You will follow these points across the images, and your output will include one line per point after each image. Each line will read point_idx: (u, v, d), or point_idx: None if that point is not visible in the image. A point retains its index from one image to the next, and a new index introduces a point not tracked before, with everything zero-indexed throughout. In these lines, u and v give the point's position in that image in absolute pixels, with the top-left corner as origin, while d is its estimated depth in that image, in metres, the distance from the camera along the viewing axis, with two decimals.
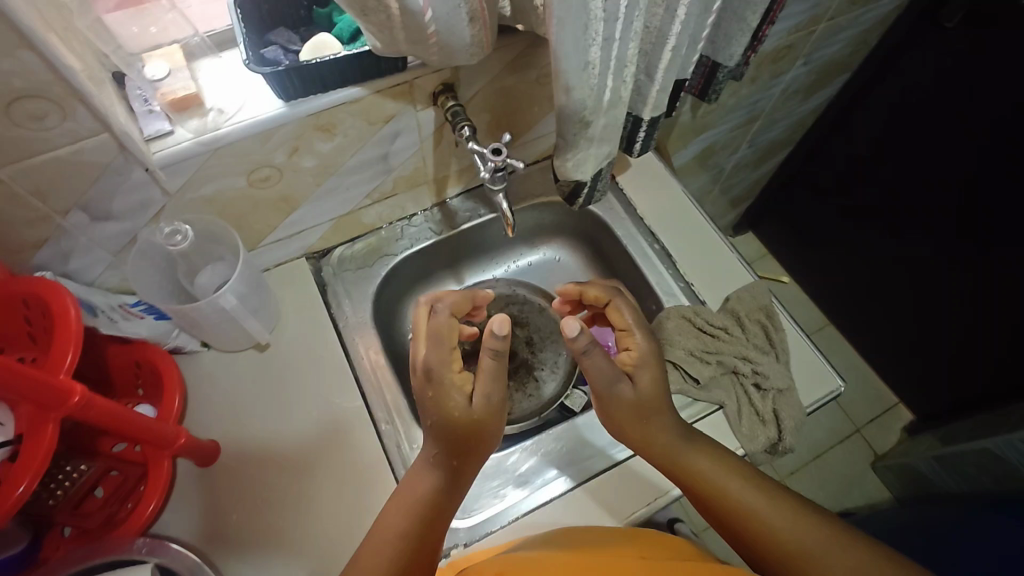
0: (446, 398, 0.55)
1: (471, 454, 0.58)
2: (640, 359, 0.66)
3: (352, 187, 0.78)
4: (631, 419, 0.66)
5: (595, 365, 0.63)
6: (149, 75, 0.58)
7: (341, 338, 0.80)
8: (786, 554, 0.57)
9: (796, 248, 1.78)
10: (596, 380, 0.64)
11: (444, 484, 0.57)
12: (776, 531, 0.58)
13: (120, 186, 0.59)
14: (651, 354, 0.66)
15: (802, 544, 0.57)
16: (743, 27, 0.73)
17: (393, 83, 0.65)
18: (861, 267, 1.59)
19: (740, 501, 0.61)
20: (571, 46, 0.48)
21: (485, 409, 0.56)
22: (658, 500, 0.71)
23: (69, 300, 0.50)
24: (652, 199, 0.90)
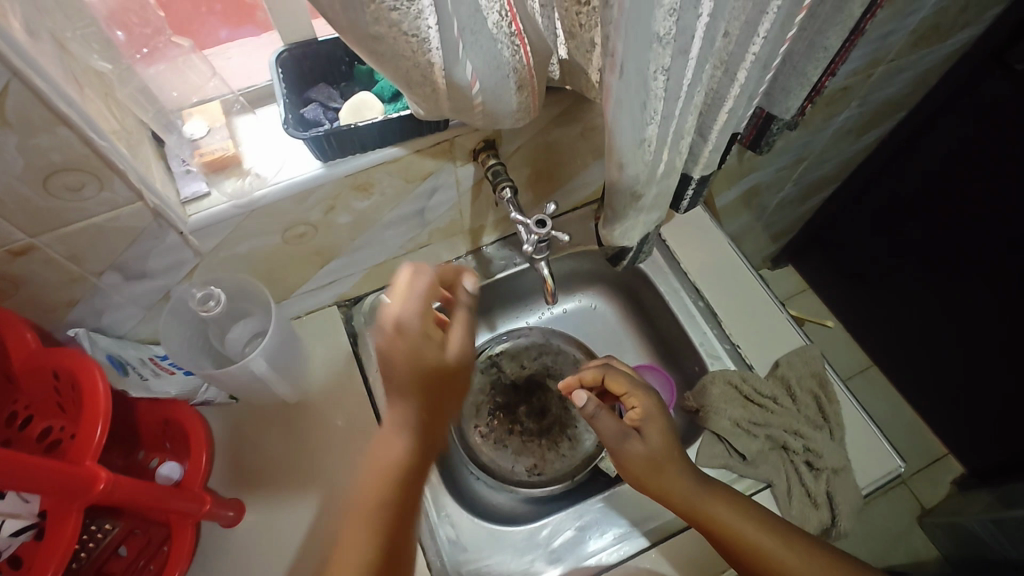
0: (411, 352, 0.50)
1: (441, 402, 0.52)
2: (645, 415, 0.67)
3: (387, 239, 0.76)
4: (647, 473, 0.65)
5: (602, 424, 0.67)
6: (188, 135, 0.57)
7: (371, 392, 0.78)
8: None
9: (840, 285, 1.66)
10: (607, 439, 0.67)
11: (415, 473, 0.50)
12: None
13: (155, 248, 0.58)
14: (655, 410, 0.68)
15: None
16: (803, 82, 0.69)
17: (433, 142, 0.62)
18: (909, 313, 1.50)
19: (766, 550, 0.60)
20: (627, 124, 0.45)
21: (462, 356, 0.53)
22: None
23: (98, 375, 0.48)
24: (697, 252, 0.86)
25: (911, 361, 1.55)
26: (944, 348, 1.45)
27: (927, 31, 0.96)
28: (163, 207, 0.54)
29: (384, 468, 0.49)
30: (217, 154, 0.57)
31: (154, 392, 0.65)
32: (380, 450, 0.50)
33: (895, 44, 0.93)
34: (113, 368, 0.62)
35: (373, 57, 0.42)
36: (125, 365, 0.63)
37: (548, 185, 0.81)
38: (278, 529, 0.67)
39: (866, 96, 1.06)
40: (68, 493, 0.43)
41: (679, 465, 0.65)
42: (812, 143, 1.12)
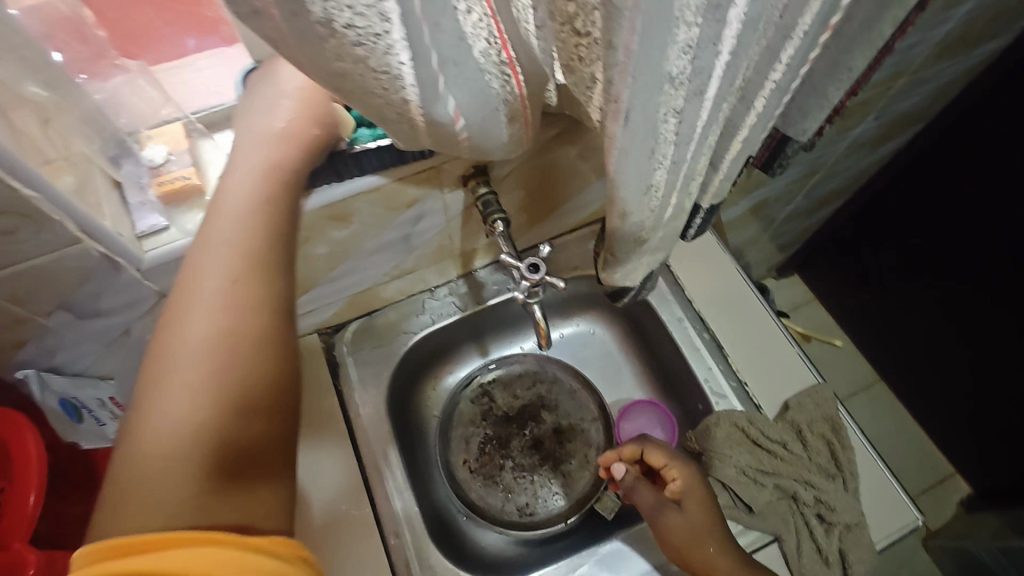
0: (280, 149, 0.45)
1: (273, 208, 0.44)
2: (687, 488, 0.65)
3: (370, 266, 0.70)
4: (687, 545, 0.60)
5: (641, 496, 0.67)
6: (146, 161, 0.53)
7: (351, 428, 0.73)
8: None
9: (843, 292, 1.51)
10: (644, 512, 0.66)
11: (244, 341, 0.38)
12: None
13: (108, 287, 0.52)
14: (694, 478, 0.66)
15: None
16: (825, 104, 0.62)
17: (417, 169, 0.57)
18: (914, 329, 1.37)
19: None
20: (632, 174, 0.40)
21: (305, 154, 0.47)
22: None
23: (29, 435, 0.45)
24: (704, 280, 0.81)
25: (917, 381, 1.41)
26: (953, 367, 1.33)
27: (953, 41, 0.89)
28: (113, 253, 0.49)
29: (189, 341, 0.37)
30: (177, 184, 0.52)
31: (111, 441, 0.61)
32: (191, 298, 0.38)
33: (920, 55, 0.86)
34: (66, 416, 0.57)
35: (341, 95, 0.37)
36: (80, 410, 0.58)
37: (544, 207, 0.76)
38: None
39: (886, 109, 0.99)
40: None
41: (715, 532, 0.62)
42: (826, 156, 1.04)
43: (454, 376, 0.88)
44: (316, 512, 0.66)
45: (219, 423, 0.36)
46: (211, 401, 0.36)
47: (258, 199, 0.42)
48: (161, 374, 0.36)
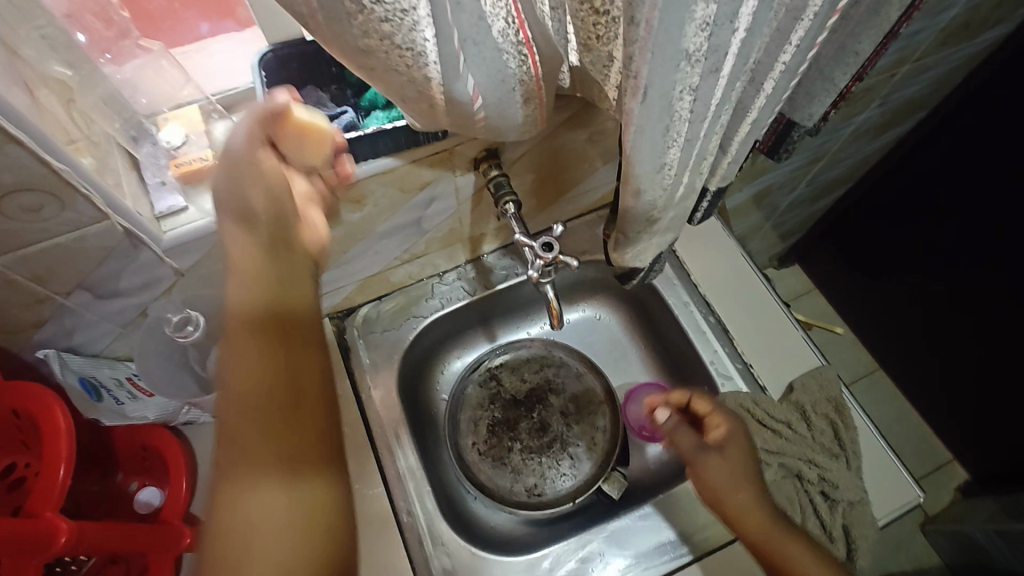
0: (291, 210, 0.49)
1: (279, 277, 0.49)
2: (729, 437, 0.68)
3: (381, 250, 0.71)
4: (725, 488, 0.66)
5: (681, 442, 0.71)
6: (163, 143, 0.53)
7: (363, 410, 0.74)
8: None
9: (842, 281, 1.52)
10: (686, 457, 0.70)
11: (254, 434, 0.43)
12: None
13: (127, 267, 0.53)
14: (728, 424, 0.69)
15: None
16: (830, 87, 0.63)
17: (430, 152, 0.57)
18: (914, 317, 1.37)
19: None
20: (647, 151, 0.41)
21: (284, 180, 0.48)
22: None
23: (47, 396, 0.46)
24: (709, 264, 0.82)
25: (917, 368, 1.42)
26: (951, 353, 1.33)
27: (957, 27, 0.89)
28: (134, 228, 0.50)
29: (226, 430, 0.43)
30: (195, 165, 0.53)
31: (129, 418, 0.62)
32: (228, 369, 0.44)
33: (924, 41, 0.86)
34: (87, 394, 0.58)
35: (364, 72, 0.38)
36: (99, 388, 0.59)
37: (552, 192, 0.76)
38: None
39: (889, 97, 1.00)
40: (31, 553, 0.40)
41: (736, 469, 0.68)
42: (829, 143, 1.05)
43: (461, 360, 0.89)
44: None
45: (277, 481, 0.42)
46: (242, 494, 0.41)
47: (263, 286, 0.46)
48: (219, 485, 0.41)
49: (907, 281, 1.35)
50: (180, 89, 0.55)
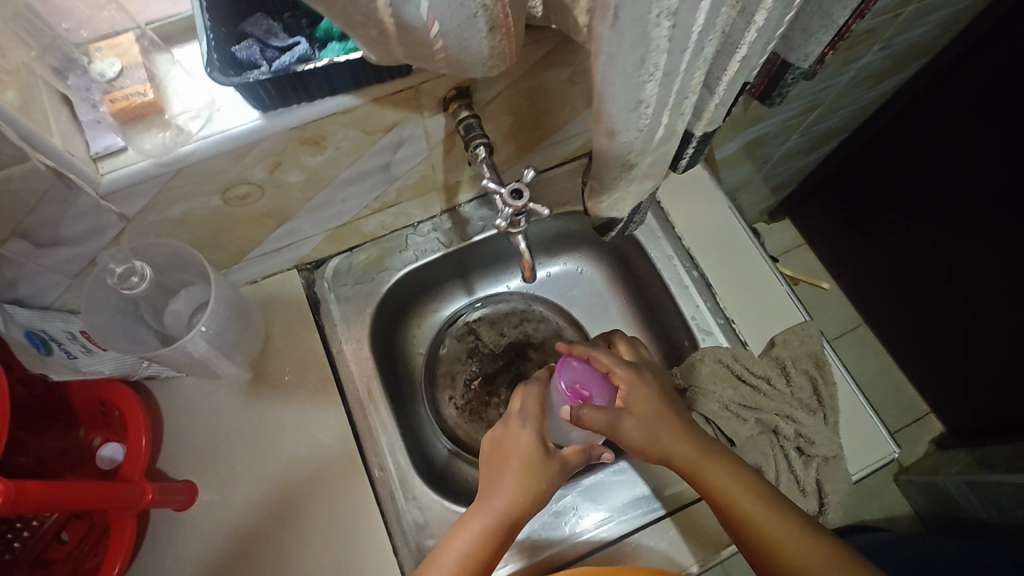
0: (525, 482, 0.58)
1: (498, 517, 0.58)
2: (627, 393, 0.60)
3: (349, 198, 0.67)
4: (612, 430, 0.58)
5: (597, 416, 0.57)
6: (96, 75, 0.48)
7: (334, 365, 0.72)
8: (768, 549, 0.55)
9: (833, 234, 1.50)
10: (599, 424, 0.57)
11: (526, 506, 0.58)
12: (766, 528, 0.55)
13: (64, 214, 0.49)
14: (643, 383, 0.61)
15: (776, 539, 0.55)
16: (829, 24, 0.58)
17: (394, 90, 0.53)
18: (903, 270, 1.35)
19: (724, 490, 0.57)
20: (620, 86, 0.37)
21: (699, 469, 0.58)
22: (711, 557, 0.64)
23: None
24: (695, 217, 0.79)
25: (901, 320, 1.42)
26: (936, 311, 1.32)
27: None
28: (62, 165, 0.45)
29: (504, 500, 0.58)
30: (133, 100, 0.47)
31: (83, 373, 0.58)
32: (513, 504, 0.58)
33: None
34: (33, 348, 0.54)
35: None
36: (48, 342, 0.55)
37: (531, 137, 0.72)
38: (224, 514, 0.63)
39: (891, 40, 0.94)
40: None
41: (684, 429, 0.60)
42: (826, 89, 0.99)
43: (439, 314, 0.86)
44: (300, 444, 0.66)
45: None
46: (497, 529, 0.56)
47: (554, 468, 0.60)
48: None
49: (898, 236, 1.32)
50: (98, 12, 0.51)
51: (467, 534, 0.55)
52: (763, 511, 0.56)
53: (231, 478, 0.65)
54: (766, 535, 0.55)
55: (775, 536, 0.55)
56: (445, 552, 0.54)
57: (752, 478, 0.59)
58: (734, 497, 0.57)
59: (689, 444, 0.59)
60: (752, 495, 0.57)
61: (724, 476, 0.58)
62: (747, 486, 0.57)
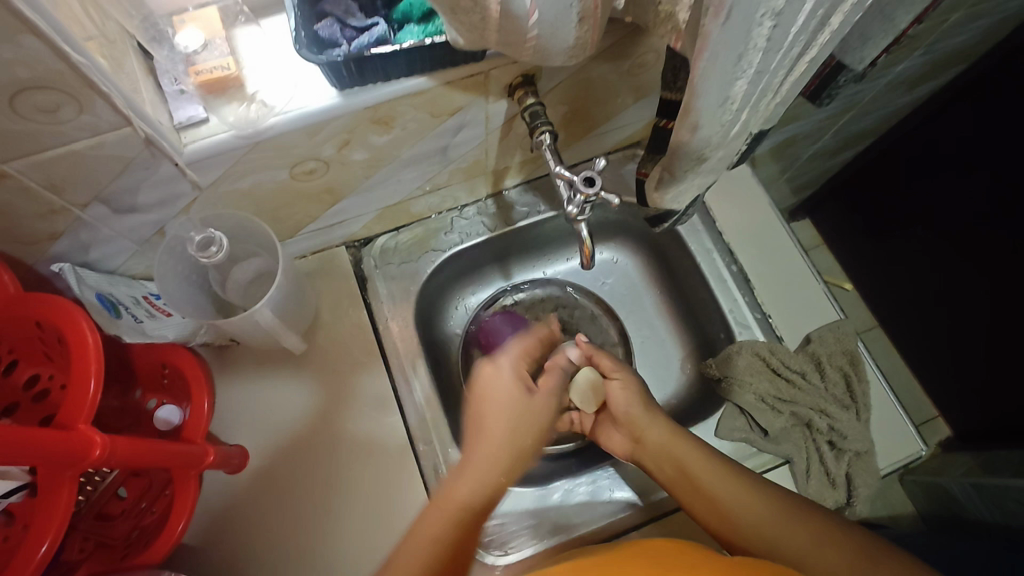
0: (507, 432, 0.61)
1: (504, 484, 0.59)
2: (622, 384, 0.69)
3: (404, 179, 0.69)
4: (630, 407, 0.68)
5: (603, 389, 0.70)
6: (181, 48, 0.48)
7: (380, 340, 0.74)
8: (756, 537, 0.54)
9: (849, 236, 1.39)
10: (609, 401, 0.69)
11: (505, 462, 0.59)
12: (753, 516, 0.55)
13: (146, 180, 0.51)
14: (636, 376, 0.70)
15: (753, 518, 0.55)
16: (890, 27, 0.59)
17: (467, 74, 0.54)
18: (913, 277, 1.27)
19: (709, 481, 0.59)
20: (715, 82, 0.39)
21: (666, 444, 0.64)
22: None
23: (68, 300, 0.45)
24: (737, 212, 0.80)
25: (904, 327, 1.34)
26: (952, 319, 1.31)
27: None
28: (156, 134, 0.47)
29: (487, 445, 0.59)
30: (216, 74, 0.48)
31: (149, 336, 0.60)
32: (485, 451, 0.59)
33: None
34: (105, 310, 0.55)
35: None
36: (117, 305, 0.57)
37: (582, 126, 0.73)
38: (279, 477, 0.66)
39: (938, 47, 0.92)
40: (65, 460, 0.40)
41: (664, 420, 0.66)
42: (864, 92, 0.99)
43: (476, 297, 0.87)
44: (350, 413, 0.69)
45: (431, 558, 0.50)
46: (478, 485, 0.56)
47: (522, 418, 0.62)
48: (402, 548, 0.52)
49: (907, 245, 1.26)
50: None
51: (461, 475, 0.57)
52: (743, 489, 0.58)
53: (282, 446, 0.67)
54: (746, 511, 0.56)
55: (766, 519, 0.55)
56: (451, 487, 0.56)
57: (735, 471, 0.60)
58: (713, 481, 0.59)
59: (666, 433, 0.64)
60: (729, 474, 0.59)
61: (706, 471, 0.60)
62: (724, 469, 0.60)
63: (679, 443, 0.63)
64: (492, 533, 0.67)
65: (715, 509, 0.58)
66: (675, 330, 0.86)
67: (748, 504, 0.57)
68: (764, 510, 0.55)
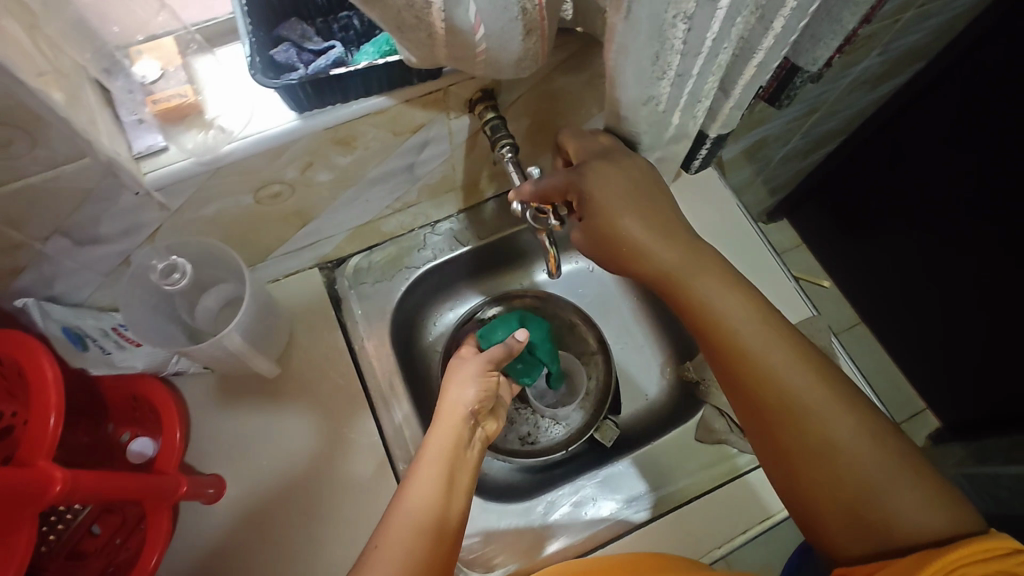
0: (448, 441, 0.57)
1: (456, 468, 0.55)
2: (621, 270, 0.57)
3: (373, 197, 0.69)
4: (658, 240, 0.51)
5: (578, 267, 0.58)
6: (138, 78, 0.49)
7: (356, 360, 0.73)
8: (838, 483, 0.45)
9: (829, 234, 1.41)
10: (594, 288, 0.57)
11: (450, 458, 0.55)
12: (833, 443, 0.45)
13: (108, 211, 0.51)
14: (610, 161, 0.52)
15: (835, 438, 0.45)
16: (839, 29, 0.61)
17: (426, 91, 0.55)
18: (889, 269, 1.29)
19: (784, 383, 0.47)
20: (631, 79, 0.41)
21: (756, 342, 0.48)
22: (736, 538, 0.65)
23: (26, 335, 0.45)
24: (705, 214, 0.81)
25: (890, 319, 1.36)
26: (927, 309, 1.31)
27: None
28: (116, 160, 0.47)
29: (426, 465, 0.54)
30: (173, 102, 0.48)
31: (118, 366, 0.60)
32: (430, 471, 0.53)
33: None
34: (70, 343, 0.56)
35: None
36: (84, 338, 0.57)
37: (549, 138, 0.74)
38: (256, 504, 0.64)
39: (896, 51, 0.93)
40: (22, 499, 0.39)
41: (740, 288, 0.51)
42: (827, 93, 1.01)
43: (454, 312, 0.87)
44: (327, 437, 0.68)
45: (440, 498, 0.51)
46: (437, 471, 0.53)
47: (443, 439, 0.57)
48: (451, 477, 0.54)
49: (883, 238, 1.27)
50: None
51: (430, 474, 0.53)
52: (815, 381, 0.47)
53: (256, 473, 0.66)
54: (807, 410, 0.46)
55: (829, 414, 0.46)
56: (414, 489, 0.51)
57: (814, 354, 0.49)
58: (789, 376, 0.47)
59: (754, 324, 0.49)
60: (818, 368, 0.48)
61: (781, 356, 0.48)
62: (794, 350, 0.48)
63: (731, 314, 0.50)
64: (476, 550, 0.66)
65: (796, 436, 0.47)
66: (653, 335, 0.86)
67: (817, 400, 0.46)
68: (836, 414, 0.46)
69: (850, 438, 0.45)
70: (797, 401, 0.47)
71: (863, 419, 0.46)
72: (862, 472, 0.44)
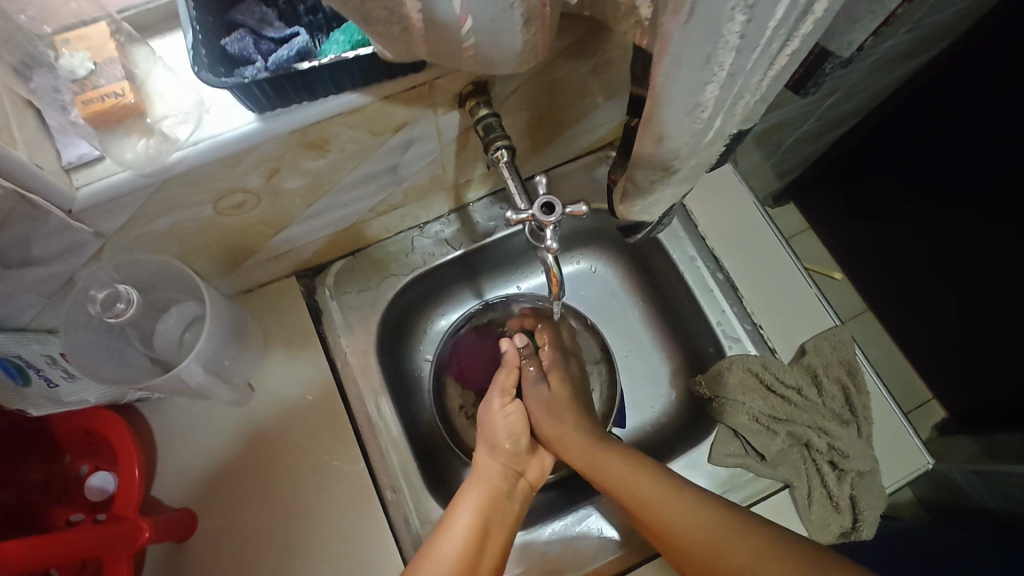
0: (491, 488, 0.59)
1: (494, 522, 0.56)
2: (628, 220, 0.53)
3: (353, 202, 0.62)
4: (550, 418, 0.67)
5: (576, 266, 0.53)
6: (65, 72, 0.40)
7: (339, 378, 0.67)
8: (688, 555, 0.52)
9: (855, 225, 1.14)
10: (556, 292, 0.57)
11: (487, 510, 0.57)
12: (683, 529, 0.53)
13: (35, 233, 0.43)
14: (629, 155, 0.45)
15: (669, 520, 0.54)
16: (880, 8, 0.53)
17: (406, 86, 0.47)
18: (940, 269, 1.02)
19: (635, 491, 0.57)
20: (682, 87, 0.34)
21: (621, 473, 0.58)
22: None
23: None
24: (720, 213, 0.75)
25: (912, 318, 1.12)
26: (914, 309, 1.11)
27: None
28: (29, 175, 0.39)
29: (455, 527, 0.54)
30: (108, 102, 0.41)
31: (65, 403, 0.54)
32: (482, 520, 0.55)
33: None
34: (9, 378, 0.48)
35: None
36: (25, 369, 0.49)
37: (548, 132, 0.67)
38: (232, 539, 0.59)
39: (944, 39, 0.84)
40: None
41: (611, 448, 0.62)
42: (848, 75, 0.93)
43: (446, 319, 0.81)
44: (306, 465, 0.62)
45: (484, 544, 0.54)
46: (475, 511, 0.56)
47: (478, 489, 0.59)
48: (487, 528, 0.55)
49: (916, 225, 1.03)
50: None
51: (466, 510, 0.56)
52: (685, 506, 0.54)
53: (231, 507, 0.60)
54: (705, 542, 0.51)
55: (719, 545, 0.51)
56: (449, 526, 0.54)
57: (644, 461, 0.59)
58: (620, 472, 0.58)
59: (621, 460, 0.59)
60: (647, 473, 0.57)
61: (623, 468, 0.58)
62: (630, 463, 0.59)
63: (604, 457, 0.61)
64: None
65: (644, 516, 0.55)
66: (661, 342, 0.79)
67: (673, 510, 0.54)
68: (703, 521, 0.53)
69: (743, 553, 0.49)
70: (669, 525, 0.54)
71: (739, 517, 0.52)
72: (704, 535, 0.52)
